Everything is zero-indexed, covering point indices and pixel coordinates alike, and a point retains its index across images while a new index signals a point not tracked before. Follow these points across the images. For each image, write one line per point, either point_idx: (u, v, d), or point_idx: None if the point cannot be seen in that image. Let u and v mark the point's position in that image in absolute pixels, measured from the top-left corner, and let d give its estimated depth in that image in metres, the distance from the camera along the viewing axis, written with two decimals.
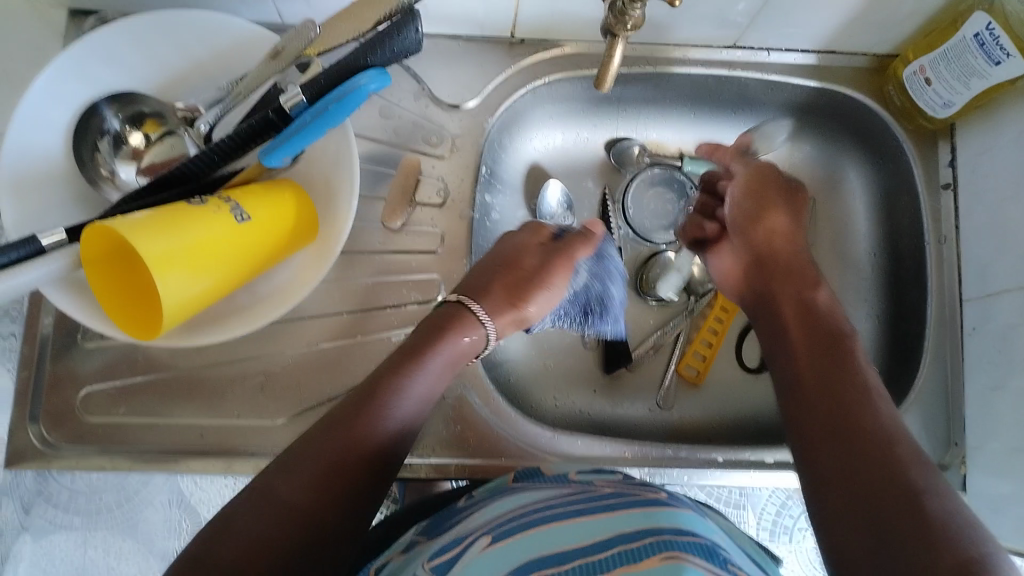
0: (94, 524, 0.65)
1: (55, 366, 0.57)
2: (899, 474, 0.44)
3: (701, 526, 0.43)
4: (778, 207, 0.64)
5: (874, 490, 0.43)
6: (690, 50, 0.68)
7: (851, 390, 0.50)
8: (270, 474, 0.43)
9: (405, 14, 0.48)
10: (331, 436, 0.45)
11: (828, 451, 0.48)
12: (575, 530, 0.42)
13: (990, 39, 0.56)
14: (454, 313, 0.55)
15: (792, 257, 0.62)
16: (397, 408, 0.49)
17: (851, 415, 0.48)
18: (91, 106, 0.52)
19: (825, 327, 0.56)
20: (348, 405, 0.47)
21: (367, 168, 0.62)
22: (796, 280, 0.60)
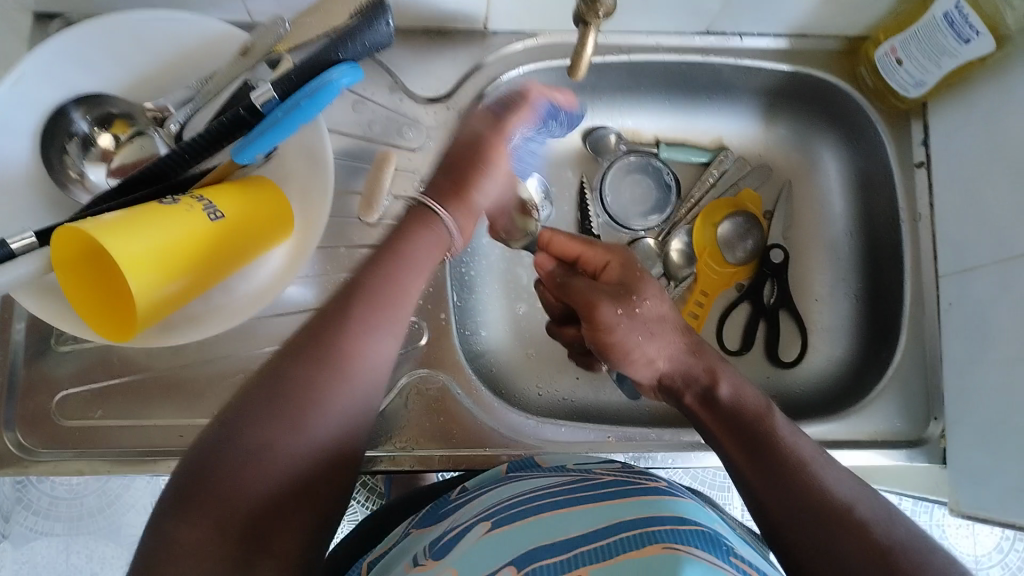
0: (77, 529, 0.68)
1: (30, 371, 0.57)
2: (869, 522, 0.43)
3: (702, 516, 0.43)
4: (636, 344, 0.54)
5: (847, 545, 0.42)
6: (663, 37, 0.68)
7: (784, 466, 0.46)
8: (234, 421, 0.42)
9: (375, 7, 0.49)
10: (321, 346, 0.45)
11: (788, 512, 0.45)
12: (573, 516, 0.43)
13: (959, 18, 0.57)
14: (408, 233, 0.54)
15: (679, 368, 0.54)
16: (364, 352, 0.46)
17: (800, 472, 0.46)
18: (58, 108, 0.52)
19: (741, 394, 0.52)
20: (312, 341, 0.45)
21: (342, 162, 0.62)
22: (692, 383, 0.53)
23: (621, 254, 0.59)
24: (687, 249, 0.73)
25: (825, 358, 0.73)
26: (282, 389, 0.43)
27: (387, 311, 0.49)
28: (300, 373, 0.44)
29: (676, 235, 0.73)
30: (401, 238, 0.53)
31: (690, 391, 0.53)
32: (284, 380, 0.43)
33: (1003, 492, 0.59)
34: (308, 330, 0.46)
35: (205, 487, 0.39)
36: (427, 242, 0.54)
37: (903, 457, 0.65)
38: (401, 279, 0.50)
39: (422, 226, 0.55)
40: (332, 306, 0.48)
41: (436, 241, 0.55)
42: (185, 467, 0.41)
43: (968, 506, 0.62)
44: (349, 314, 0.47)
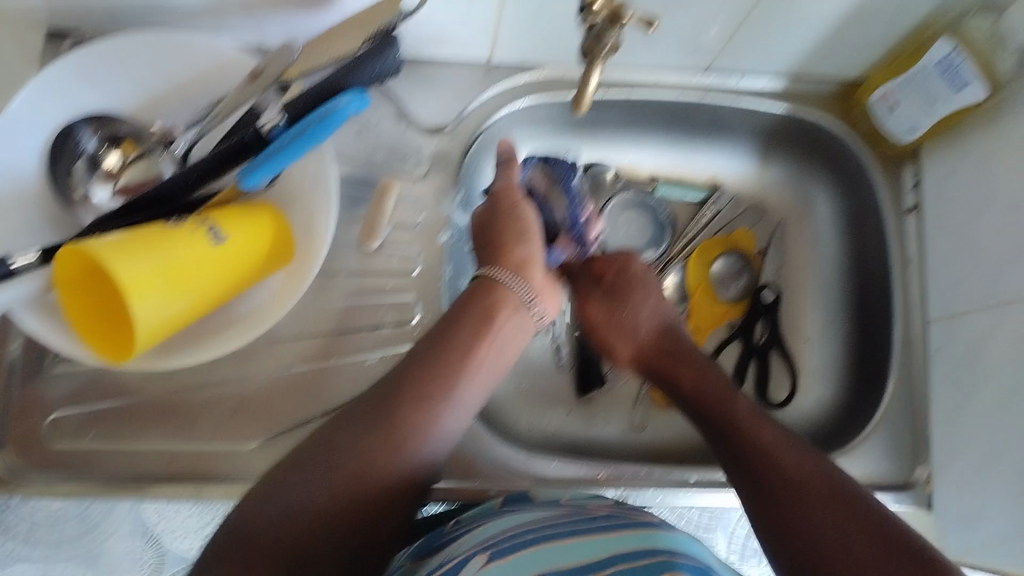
0: (55, 556, 0.57)
1: (23, 391, 0.56)
2: (819, 491, 0.46)
3: (695, 549, 0.44)
4: (617, 336, 0.63)
5: (802, 504, 0.46)
6: (663, 75, 0.69)
7: (765, 445, 0.50)
8: (286, 470, 0.44)
9: (386, 38, 0.49)
10: (380, 414, 0.46)
11: (752, 495, 0.49)
12: (577, 549, 0.43)
13: (952, 66, 0.59)
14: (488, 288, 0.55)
15: (671, 355, 0.61)
16: (433, 431, 0.47)
17: (763, 454, 0.50)
18: (66, 128, 0.52)
19: (710, 379, 0.58)
20: (375, 403, 0.47)
21: (344, 190, 0.62)
22: (689, 366, 0.59)
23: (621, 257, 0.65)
24: (681, 285, 0.74)
25: (814, 399, 0.73)
26: (334, 448, 0.45)
27: (452, 383, 0.49)
28: (353, 438, 0.45)
29: (671, 270, 0.74)
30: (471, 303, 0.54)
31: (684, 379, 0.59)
32: (340, 444, 0.45)
33: (992, 535, 0.59)
34: (373, 399, 0.48)
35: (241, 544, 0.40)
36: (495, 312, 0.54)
37: (892, 500, 0.64)
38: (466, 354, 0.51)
39: (486, 293, 0.54)
40: (394, 378, 0.49)
41: (508, 309, 0.54)
42: (234, 518, 0.42)
43: (956, 550, 0.62)
44: (413, 387, 0.48)
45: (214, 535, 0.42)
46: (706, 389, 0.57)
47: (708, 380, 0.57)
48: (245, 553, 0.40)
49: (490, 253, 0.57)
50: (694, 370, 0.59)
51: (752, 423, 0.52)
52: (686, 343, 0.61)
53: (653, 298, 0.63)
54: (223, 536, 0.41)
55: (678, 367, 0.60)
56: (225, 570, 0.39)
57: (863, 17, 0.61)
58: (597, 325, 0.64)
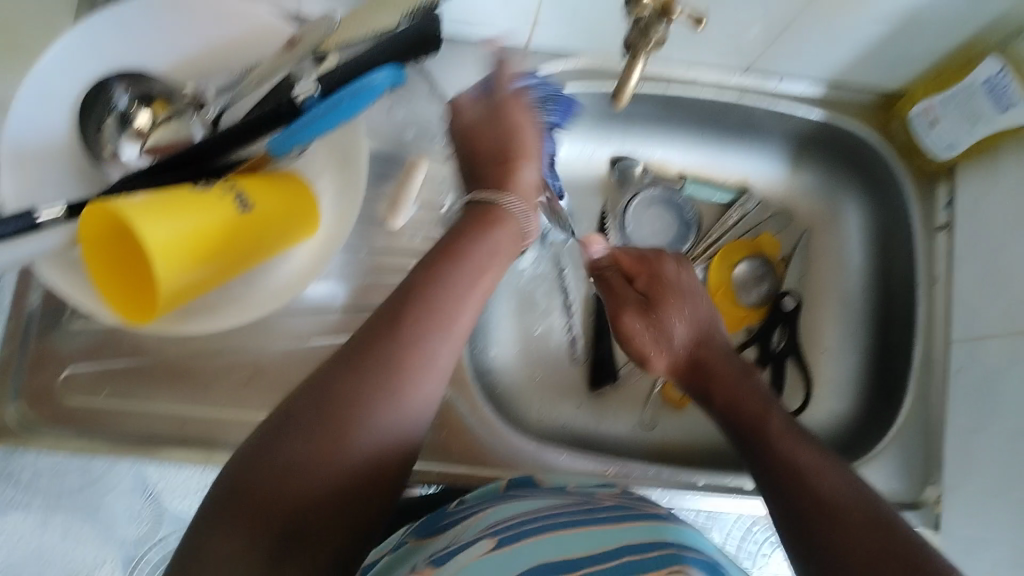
0: (55, 506, 0.56)
1: (39, 343, 0.56)
2: (852, 514, 0.44)
3: (701, 542, 0.44)
4: (650, 351, 0.59)
5: (837, 527, 0.44)
6: (701, 71, 0.68)
7: (805, 467, 0.48)
8: (272, 430, 0.41)
9: (428, 14, 0.49)
10: (376, 346, 0.43)
11: (780, 509, 0.48)
12: (580, 536, 0.42)
13: (1000, 84, 0.57)
14: (490, 211, 0.54)
15: (709, 364, 0.58)
16: (429, 371, 0.44)
17: (793, 469, 0.48)
18: (101, 81, 0.51)
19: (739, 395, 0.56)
20: (363, 340, 0.44)
21: (372, 166, 0.62)
22: (725, 377, 0.57)
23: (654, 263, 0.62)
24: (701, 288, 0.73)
25: (827, 411, 0.72)
26: (329, 385, 0.42)
27: (455, 311, 0.46)
28: (348, 375, 0.42)
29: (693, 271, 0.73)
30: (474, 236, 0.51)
31: (722, 393, 0.56)
32: (336, 385, 0.42)
33: (999, 564, 0.59)
34: (369, 328, 0.44)
35: (238, 501, 0.39)
36: (495, 242, 0.52)
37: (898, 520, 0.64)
38: (469, 283, 0.48)
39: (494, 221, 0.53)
40: (383, 313, 0.45)
41: (506, 237, 0.53)
42: (223, 483, 0.40)
43: None
44: (410, 317, 0.45)
45: (204, 505, 0.39)
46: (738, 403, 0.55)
47: (740, 395, 0.56)
48: (237, 523, 0.38)
49: (501, 175, 0.56)
50: (727, 389, 0.56)
51: (786, 436, 0.51)
52: (723, 358, 0.59)
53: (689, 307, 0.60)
54: (222, 488, 0.39)
55: (714, 382, 0.57)
56: (225, 546, 0.38)
57: (907, 29, 0.60)
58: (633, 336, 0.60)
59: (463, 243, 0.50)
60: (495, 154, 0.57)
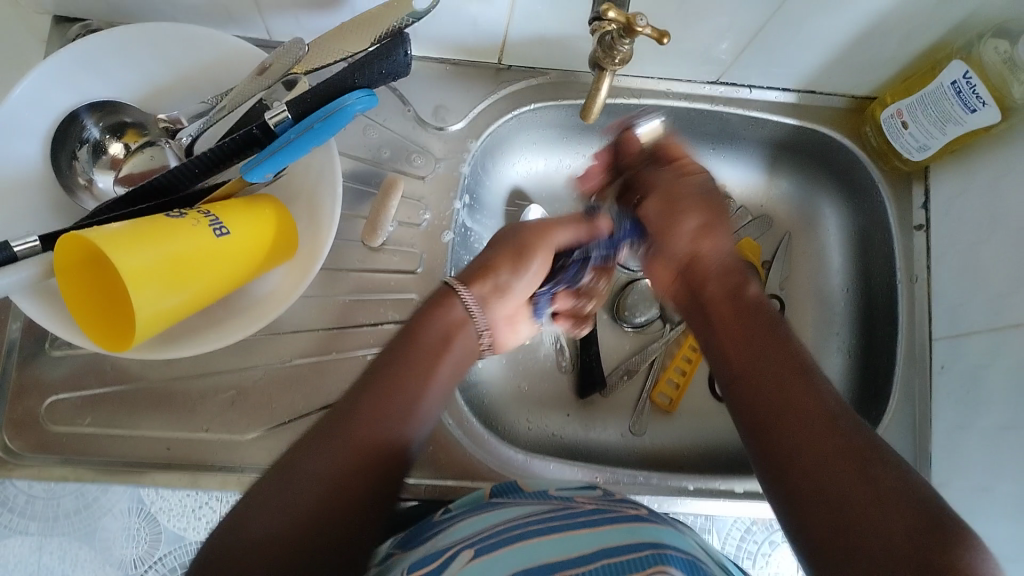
0: (51, 529, 0.58)
1: (21, 373, 0.57)
2: (842, 420, 0.45)
3: (682, 540, 0.45)
4: (685, 221, 0.60)
5: (822, 427, 0.44)
6: (673, 83, 0.68)
7: (796, 372, 0.49)
8: (244, 507, 0.42)
9: (395, 36, 0.49)
10: (335, 434, 0.46)
11: (767, 416, 0.47)
12: (558, 542, 0.43)
13: (967, 88, 0.58)
14: (451, 297, 0.56)
15: (719, 261, 0.59)
16: (382, 438, 0.47)
17: (812, 424, 0.45)
18: (70, 114, 0.52)
19: (751, 317, 0.54)
20: (330, 418, 0.47)
21: (350, 185, 0.62)
22: (735, 277, 0.58)
23: (668, 175, 0.62)
24: None
25: None
26: (292, 473, 0.44)
27: (411, 391, 0.50)
28: (307, 466, 0.44)
29: None
30: (428, 320, 0.54)
31: (717, 286, 0.57)
32: (300, 474, 0.44)
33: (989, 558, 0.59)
34: (325, 420, 0.47)
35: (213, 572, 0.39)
36: (450, 328, 0.54)
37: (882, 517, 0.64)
38: (425, 365, 0.51)
39: (447, 307, 0.55)
40: (350, 393, 0.49)
41: (461, 323, 0.55)
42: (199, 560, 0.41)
43: None
44: (367, 402, 0.48)
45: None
46: (756, 350, 0.51)
47: (753, 333, 0.53)
48: None
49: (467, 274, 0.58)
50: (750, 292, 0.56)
51: (798, 381, 0.48)
52: (737, 274, 0.58)
53: (707, 217, 0.61)
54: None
55: (726, 278, 0.58)
56: None
57: (874, 36, 0.60)
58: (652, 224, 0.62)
59: (413, 333, 0.53)
60: (486, 259, 0.59)
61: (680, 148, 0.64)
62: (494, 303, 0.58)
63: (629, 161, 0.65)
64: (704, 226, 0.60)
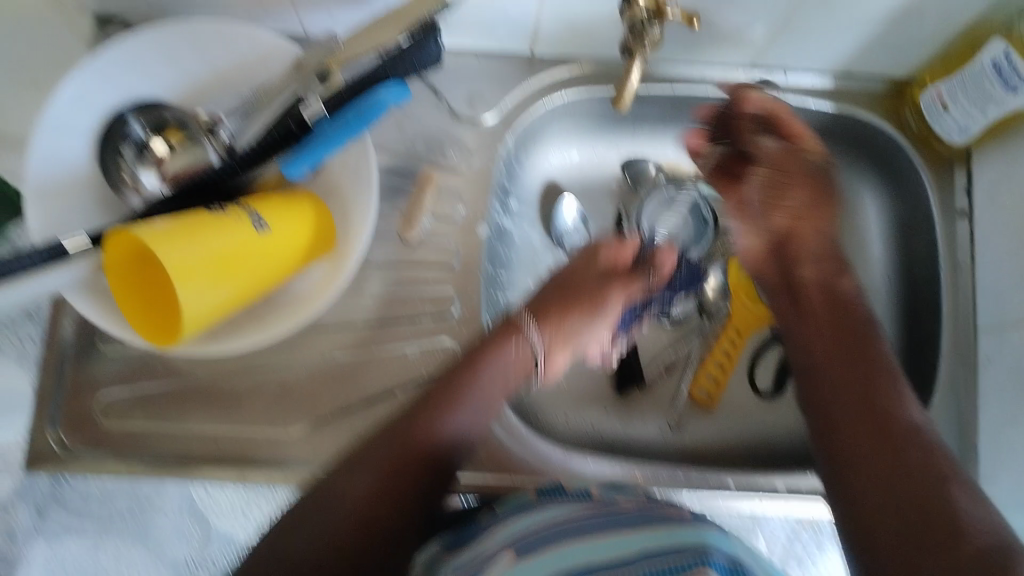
0: (108, 528, 0.59)
1: (75, 371, 0.59)
2: (914, 441, 0.45)
3: (725, 543, 0.44)
4: (799, 184, 0.57)
5: (889, 448, 0.45)
6: (707, 69, 0.68)
7: (875, 376, 0.49)
8: (315, 492, 0.48)
9: (427, 29, 0.49)
10: (400, 432, 0.50)
11: (845, 428, 0.47)
12: (597, 545, 0.43)
13: (1007, 66, 0.57)
14: (515, 331, 0.57)
15: (812, 248, 0.56)
16: (444, 433, 0.51)
17: (886, 435, 0.45)
18: (116, 113, 0.54)
19: (839, 304, 0.53)
20: (400, 421, 0.51)
21: (387, 182, 0.63)
22: (825, 266, 0.56)
23: (779, 144, 0.59)
24: (722, 286, 0.73)
25: None
26: (356, 467, 0.49)
27: (482, 403, 0.54)
28: (355, 477, 0.48)
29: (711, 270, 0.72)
30: (493, 354, 0.55)
31: (814, 269, 0.55)
32: (368, 451, 0.50)
33: None
34: (389, 428, 0.51)
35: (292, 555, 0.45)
36: (512, 358, 0.55)
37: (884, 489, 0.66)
38: (495, 376, 0.54)
39: (507, 341, 0.56)
40: (421, 398, 0.53)
41: (518, 358, 0.56)
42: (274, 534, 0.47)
43: None
44: (429, 410, 0.51)
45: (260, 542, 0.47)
46: (853, 357, 0.50)
47: (846, 329, 0.52)
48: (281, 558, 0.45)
49: (539, 304, 0.59)
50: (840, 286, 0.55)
51: (881, 378, 0.48)
52: (831, 266, 0.56)
53: (815, 199, 0.57)
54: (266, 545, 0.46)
55: (824, 269, 0.56)
56: None
57: (912, 15, 0.60)
58: (753, 193, 0.58)
59: (478, 353, 0.55)
60: (560, 285, 0.60)
61: (795, 122, 0.59)
62: (555, 334, 0.58)
63: (738, 121, 0.61)
64: (809, 211, 0.57)
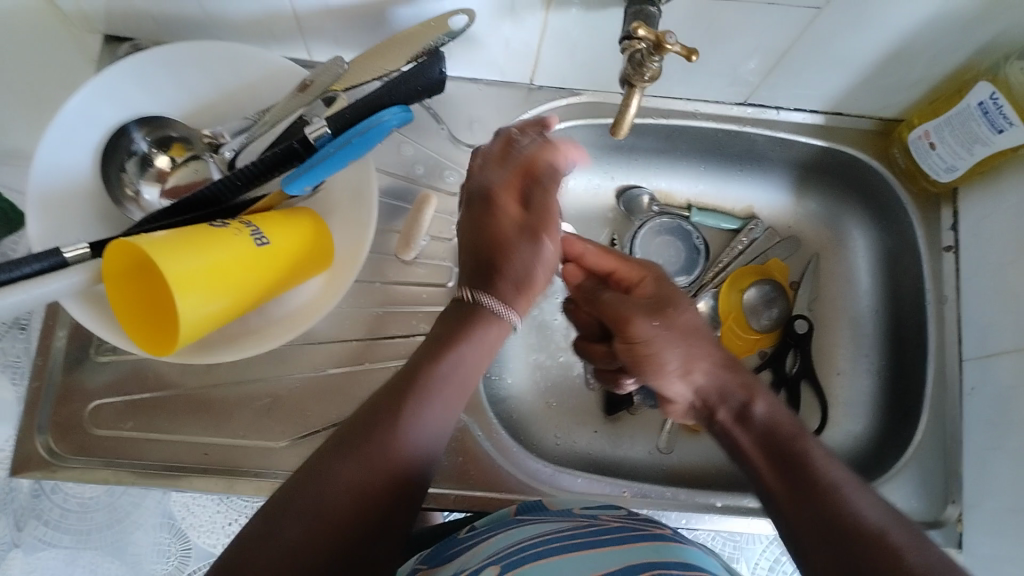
0: (83, 544, 0.68)
1: (66, 378, 0.59)
2: (876, 552, 0.38)
3: (705, 562, 0.44)
4: (664, 345, 0.51)
5: (858, 562, 0.39)
6: (702, 104, 0.70)
7: (822, 483, 0.43)
8: (268, 513, 0.39)
9: (431, 55, 0.50)
10: (368, 438, 0.41)
11: (804, 537, 0.42)
12: (578, 560, 0.43)
13: (994, 108, 0.58)
14: (469, 309, 0.48)
15: (709, 385, 0.51)
16: (417, 436, 0.43)
17: (854, 545, 0.39)
18: (120, 127, 0.54)
19: (771, 428, 0.47)
20: (367, 417, 0.43)
21: (385, 201, 0.65)
22: (726, 392, 0.50)
23: (620, 303, 0.54)
24: (712, 312, 0.74)
25: (843, 432, 0.72)
26: (317, 482, 0.40)
27: (447, 403, 0.45)
28: (327, 473, 0.40)
29: (702, 297, 0.74)
30: (456, 325, 0.47)
31: (724, 406, 0.50)
32: (331, 467, 0.40)
33: None
34: (355, 424, 0.42)
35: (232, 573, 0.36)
36: (489, 341, 0.47)
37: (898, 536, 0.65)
38: (469, 366, 0.46)
39: (467, 320, 0.47)
40: (378, 398, 0.44)
41: (494, 339, 0.48)
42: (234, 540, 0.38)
43: None
44: (404, 407, 0.43)
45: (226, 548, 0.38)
46: (790, 470, 0.44)
47: (781, 450, 0.46)
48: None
49: (471, 272, 0.49)
50: (739, 400, 0.50)
51: (833, 493, 0.42)
52: (734, 391, 0.50)
53: (684, 339, 0.51)
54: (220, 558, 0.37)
55: (728, 400, 0.50)
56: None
57: (903, 58, 0.61)
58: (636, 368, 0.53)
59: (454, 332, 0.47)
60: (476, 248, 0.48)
61: (627, 266, 0.56)
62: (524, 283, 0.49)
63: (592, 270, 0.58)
64: (684, 358, 0.51)
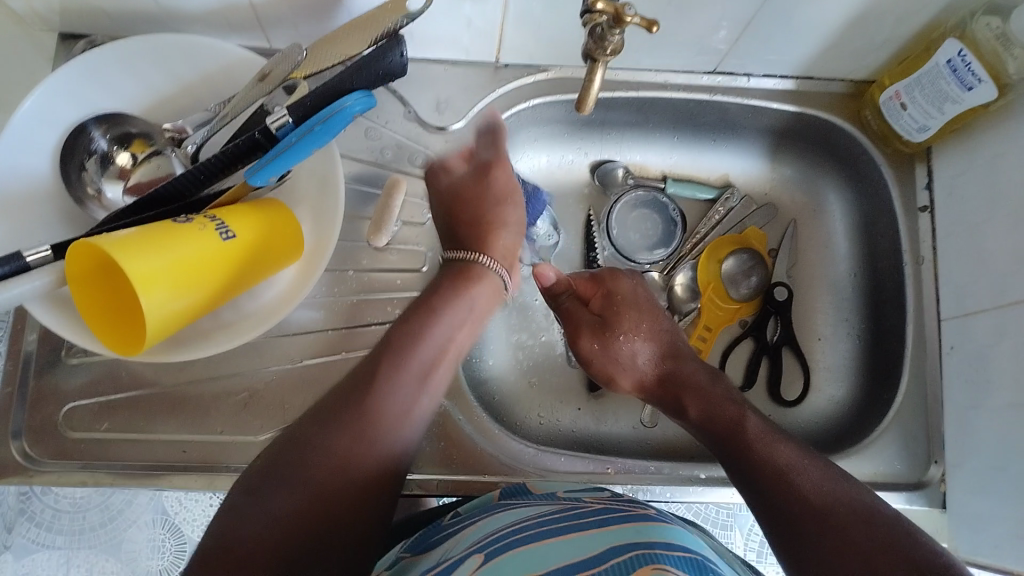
0: (78, 543, 0.65)
1: (39, 381, 0.58)
2: (834, 521, 0.47)
3: (689, 541, 0.44)
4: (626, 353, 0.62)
5: (813, 533, 0.46)
6: (671, 75, 0.69)
7: (779, 472, 0.50)
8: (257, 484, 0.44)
9: (391, 37, 0.49)
10: (351, 410, 0.48)
11: (768, 516, 0.49)
12: (562, 545, 0.43)
13: (962, 65, 0.58)
14: (466, 269, 0.59)
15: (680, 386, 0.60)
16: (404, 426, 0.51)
17: (811, 519, 0.47)
18: (79, 126, 0.54)
19: (725, 418, 0.56)
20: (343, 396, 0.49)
21: (355, 188, 0.64)
22: (693, 390, 0.59)
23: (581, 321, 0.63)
24: (692, 283, 0.73)
25: (826, 398, 0.73)
26: (306, 459, 0.46)
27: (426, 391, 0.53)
28: (315, 448, 0.46)
29: (682, 269, 0.74)
30: (440, 294, 0.56)
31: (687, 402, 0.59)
32: (314, 444, 0.46)
33: (1003, 538, 0.58)
34: (338, 395, 0.49)
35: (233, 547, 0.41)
36: (467, 300, 0.57)
37: (901, 500, 0.64)
38: (434, 338, 0.54)
39: (465, 275, 0.59)
40: (351, 377, 0.50)
41: (485, 292, 0.59)
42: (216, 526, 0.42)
43: (965, 552, 0.61)
44: (379, 383, 0.50)
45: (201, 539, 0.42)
46: (747, 457, 0.53)
47: (737, 437, 0.54)
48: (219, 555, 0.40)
49: (469, 238, 0.61)
50: (702, 397, 0.58)
51: (789, 478, 0.50)
52: (698, 386, 0.59)
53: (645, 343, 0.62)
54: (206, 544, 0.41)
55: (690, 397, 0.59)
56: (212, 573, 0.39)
57: (870, 18, 0.60)
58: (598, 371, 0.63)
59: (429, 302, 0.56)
60: (458, 205, 0.62)
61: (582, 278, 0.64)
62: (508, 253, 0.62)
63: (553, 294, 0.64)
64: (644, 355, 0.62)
